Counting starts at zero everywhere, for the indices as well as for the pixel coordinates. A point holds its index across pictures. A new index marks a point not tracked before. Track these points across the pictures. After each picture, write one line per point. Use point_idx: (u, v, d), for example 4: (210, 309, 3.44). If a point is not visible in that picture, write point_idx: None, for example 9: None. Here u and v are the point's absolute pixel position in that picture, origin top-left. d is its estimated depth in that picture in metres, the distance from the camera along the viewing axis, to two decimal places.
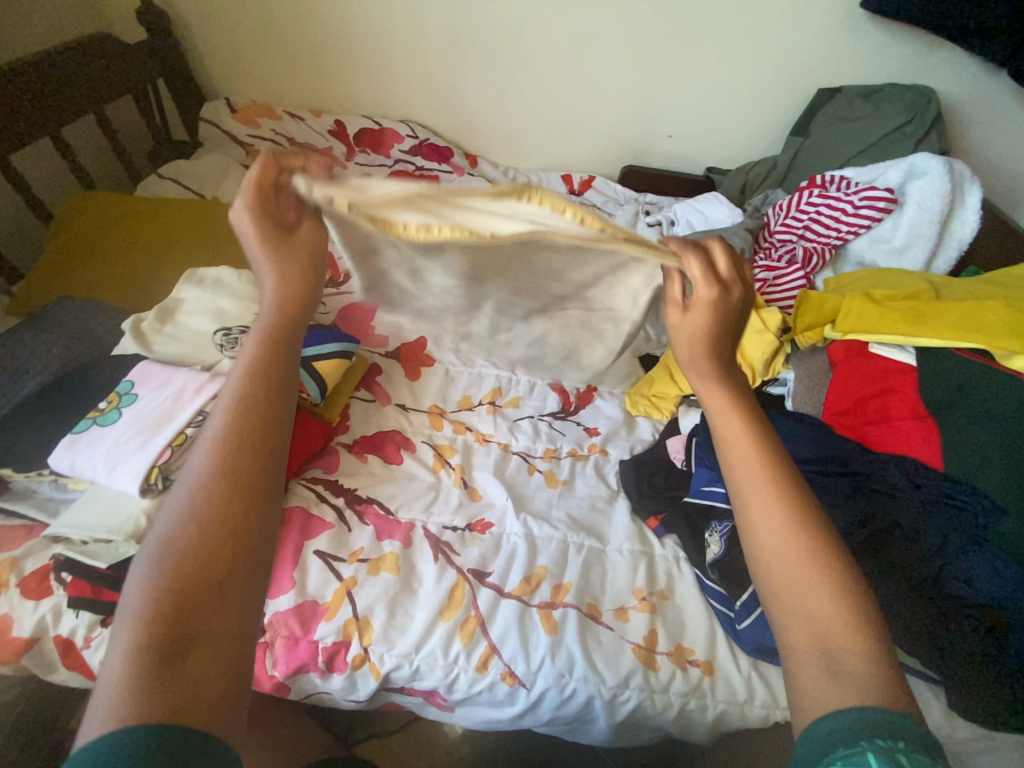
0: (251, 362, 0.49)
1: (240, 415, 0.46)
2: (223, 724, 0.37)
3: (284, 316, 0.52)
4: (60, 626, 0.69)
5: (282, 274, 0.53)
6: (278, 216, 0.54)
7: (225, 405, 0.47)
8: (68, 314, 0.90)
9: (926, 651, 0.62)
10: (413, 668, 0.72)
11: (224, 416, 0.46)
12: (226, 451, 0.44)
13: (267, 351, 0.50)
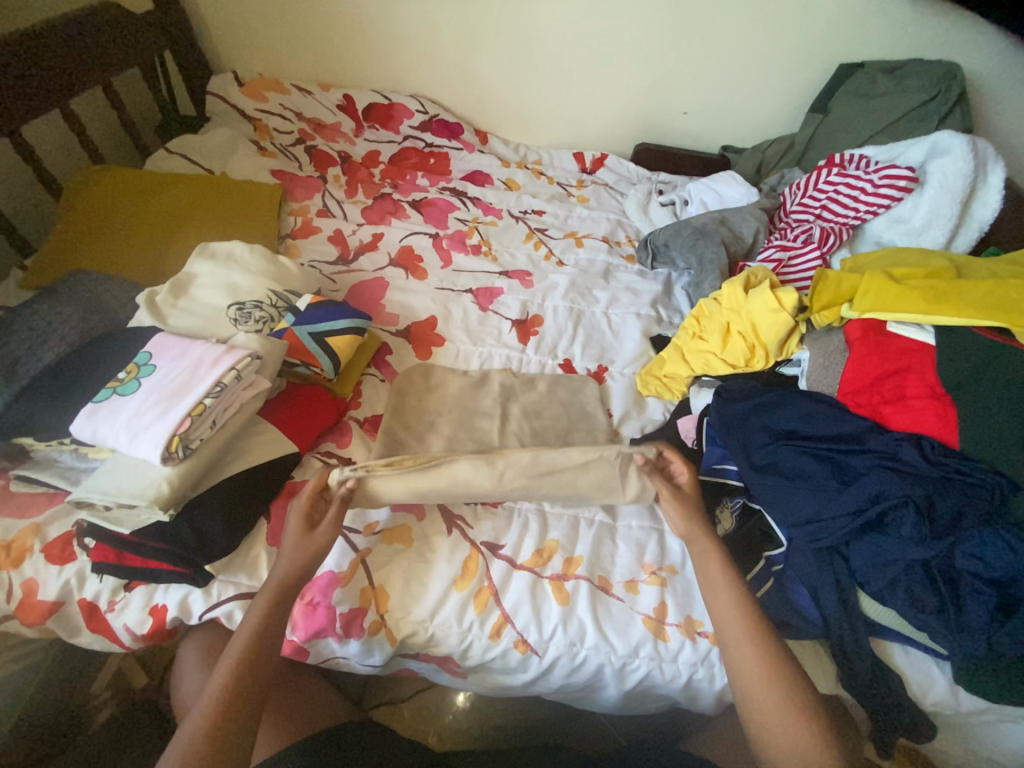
0: (252, 636, 0.62)
1: (223, 695, 0.57)
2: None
3: (289, 587, 0.66)
4: (85, 589, 0.71)
5: (274, 591, 0.66)
6: (302, 544, 0.69)
7: (225, 665, 0.60)
8: (83, 288, 0.90)
9: (933, 624, 0.65)
10: (428, 635, 0.74)
11: (228, 663, 0.60)
12: (220, 696, 0.57)
13: (269, 613, 0.64)
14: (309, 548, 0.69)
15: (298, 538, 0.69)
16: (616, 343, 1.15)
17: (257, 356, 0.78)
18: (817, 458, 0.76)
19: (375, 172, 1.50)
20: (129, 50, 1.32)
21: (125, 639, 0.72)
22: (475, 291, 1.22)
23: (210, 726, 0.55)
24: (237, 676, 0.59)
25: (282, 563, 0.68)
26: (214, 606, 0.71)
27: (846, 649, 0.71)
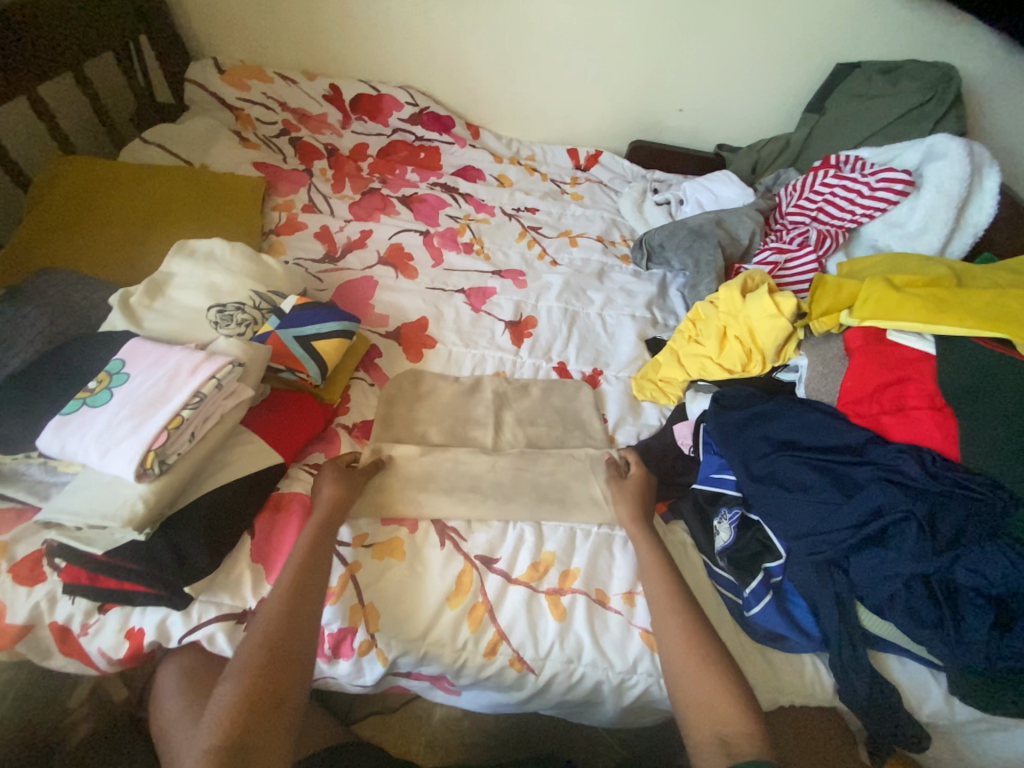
0: (310, 547, 0.69)
1: (292, 588, 0.64)
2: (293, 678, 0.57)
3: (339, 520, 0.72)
4: (56, 612, 0.67)
5: (324, 513, 0.72)
6: (334, 481, 0.76)
7: (288, 569, 0.66)
8: (52, 288, 0.85)
9: (932, 638, 0.65)
10: (420, 654, 0.71)
11: (290, 567, 0.66)
12: (290, 589, 0.63)
13: (321, 529, 0.70)
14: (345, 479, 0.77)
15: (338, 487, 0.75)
16: (610, 347, 1.13)
17: (238, 363, 0.74)
18: (816, 469, 0.75)
19: (363, 166, 1.45)
20: (102, 32, 1.25)
21: (100, 663, 0.69)
22: (467, 291, 1.18)
23: (285, 610, 0.61)
24: (302, 575, 0.65)
25: (324, 492, 0.74)
26: (194, 628, 0.68)
27: (844, 664, 0.70)
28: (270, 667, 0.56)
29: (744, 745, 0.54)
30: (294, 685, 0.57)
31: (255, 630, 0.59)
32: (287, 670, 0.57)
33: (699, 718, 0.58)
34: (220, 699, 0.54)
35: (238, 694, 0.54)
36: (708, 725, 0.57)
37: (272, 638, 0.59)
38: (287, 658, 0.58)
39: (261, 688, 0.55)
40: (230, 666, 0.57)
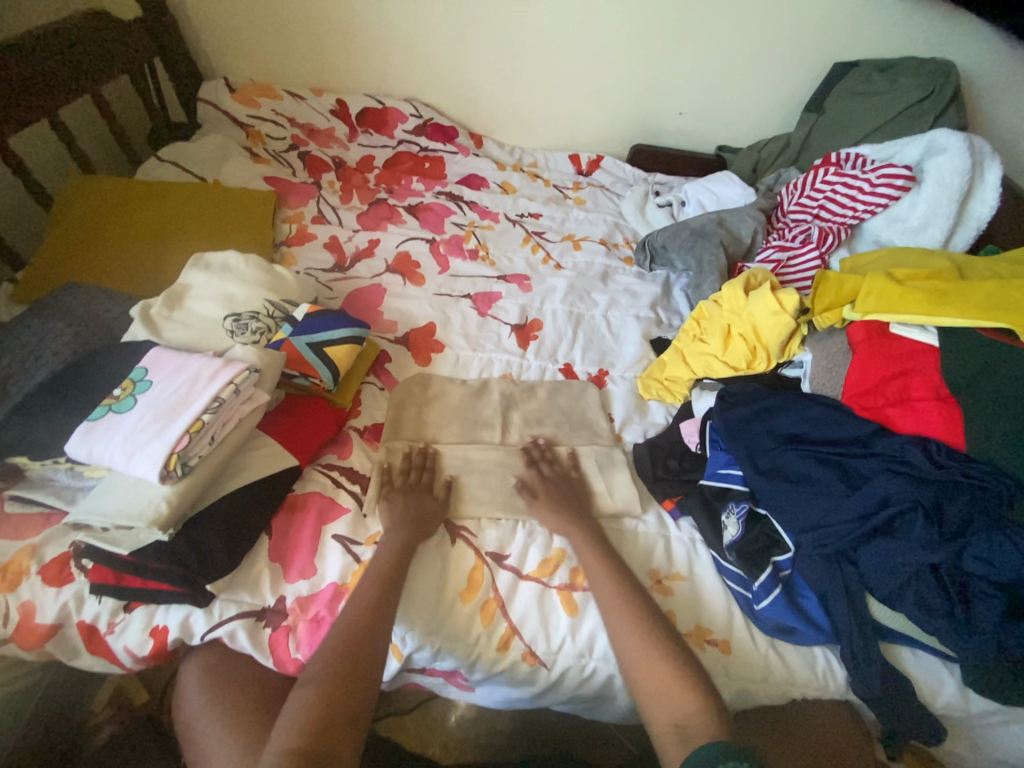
0: (386, 565, 0.70)
1: (373, 602, 0.66)
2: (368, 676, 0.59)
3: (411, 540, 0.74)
4: (83, 611, 0.70)
5: (403, 533, 0.75)
6: (414, 509, 0.78)
7: (367, 582, 0.68)
8: (76, 301, 0.89)
9: (943, 628, 0.66)
10: (434, 650, 0.72)
11: (369, 581, 0.68)
12: (367, 603, 0.65)
13: (399, 547, 0.73)
14: (428, 507, 0.79)
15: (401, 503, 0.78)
16: (615, 347, 1.15)
17: (254, 369, 0.77)
18: (822, 462, 0.75)
19: (369, 177, 1.49)
20: (119, 57, 1.30)
21: (126, 661, 0.71)
22: (474, 296, 1.21)
23: (362, 620, 0.64)
24: (380, 589, 0.67)
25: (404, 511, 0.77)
26: (215, 626, 0.70)
27: (856, 656, 0.70)
28: (346, 677, 0.58)
29: (695, 725, 0.55)
30: (366, 697, 0.58)
31: (335, 637, 0.62)
32: (361, 679, 0.58)
33: (655, 705, 0.58)
34: (298, 701, 0.56)
35: (315, 699, 0.55)
36: (665, 714, 0.57)
37: (350, 647, 0.61)
38: (358, 664, 0.59)
39: (337, 695, 0.56)
40: (308, 672, 0.59)
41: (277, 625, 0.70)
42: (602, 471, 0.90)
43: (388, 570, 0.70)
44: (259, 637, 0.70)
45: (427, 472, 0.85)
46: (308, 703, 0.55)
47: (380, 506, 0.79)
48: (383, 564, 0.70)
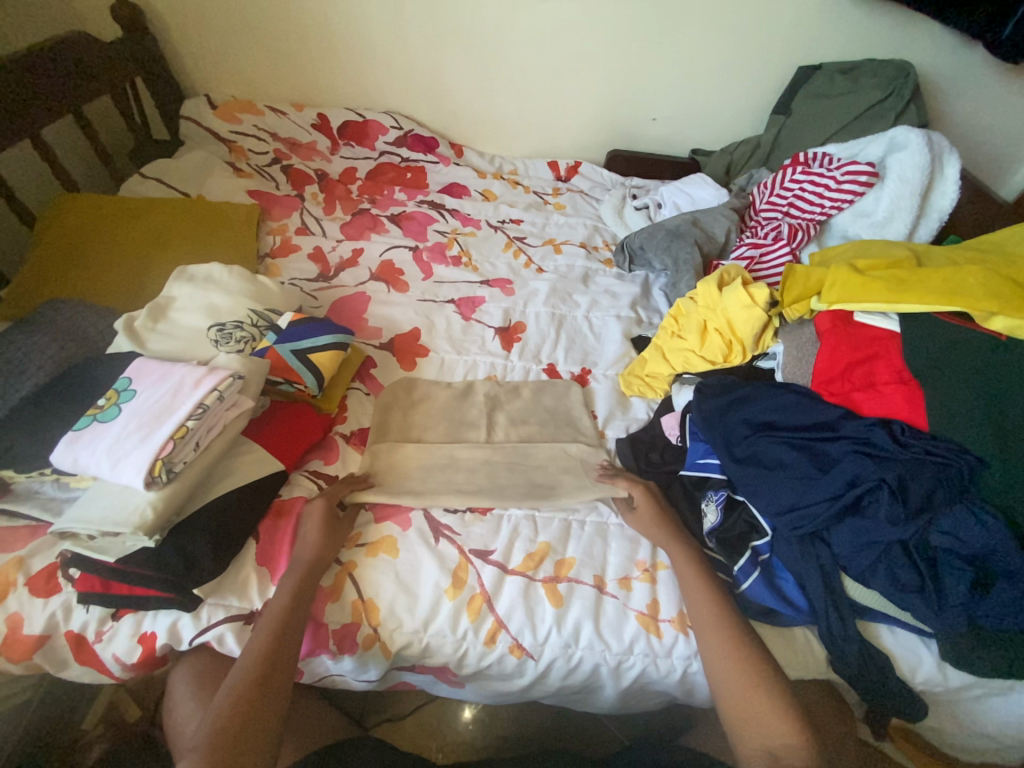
0: (294, 584, 0.70)
1: (267, 649, 0.63)
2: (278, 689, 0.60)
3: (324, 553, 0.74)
4: (71, 621, 0.70)
5: (315, 550, 0.74)
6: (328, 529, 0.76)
7: (261, 632, 0.65)
8: (60, 316, 0.90)
9: (914, 601, 0.68)
10: (422, 645, 0.74)
11: (265, 630, 0.65)
12: (261, 656, 0.62)
13: (298, 587, 0.69)
14: (331, 543, 0.75)
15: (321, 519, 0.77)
16: (597, 346, 1.17)
17: (238, 376, 0.79)
18: (794, 447, 0.78)
19: (352, 188, 1.51)
20: (100, 78, 1.33)
21: (115, 669, 0.71)
22: (457, 300, 1.23)
23: (256, 675, 0.60)
24: (282, 623, 0.65)
25: (309, 544, 0.74)
26: (204, 630, 0.70)
27: (834, 634, 0.73)
28: (237, 740, 0.54)
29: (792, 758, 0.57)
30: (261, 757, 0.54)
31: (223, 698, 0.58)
32: (255, 740, 0.55)
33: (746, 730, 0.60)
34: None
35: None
36: (759, 739, 0.59)
37: (240, 707, 0.57)
38: (266, 679, 0.60)
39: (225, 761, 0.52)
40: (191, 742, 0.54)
41: None
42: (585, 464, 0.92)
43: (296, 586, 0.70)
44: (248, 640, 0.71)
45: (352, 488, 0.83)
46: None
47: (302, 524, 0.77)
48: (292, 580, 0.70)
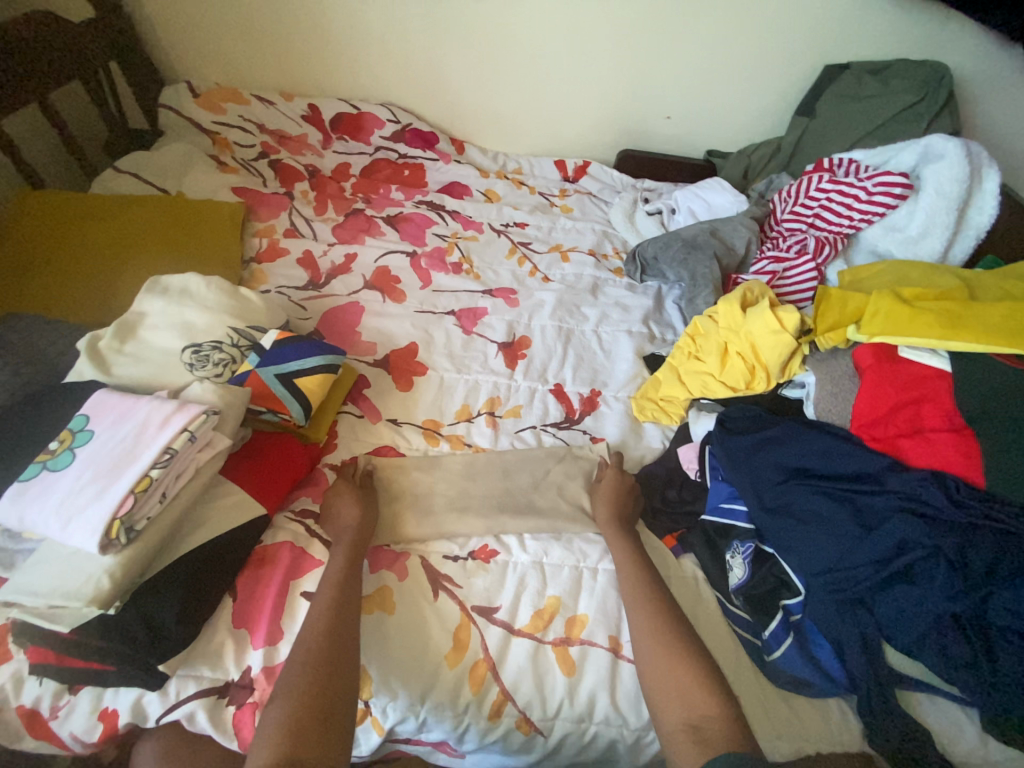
0: (345, 558, 0.70)
1: (330, 616, 0.63)
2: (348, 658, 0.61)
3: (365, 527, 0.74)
4: (22, 694, 0.62)
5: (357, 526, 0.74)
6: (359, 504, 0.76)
7: (323, 599, 0.65)
8: (14, 336, 0.80)
9: (968, 683, 0.61)
10: (419, 721, 0.66)
11: (326, 593, 0.66)
12: (325, 617, 0.63)
13: (350, 560, 0.70)
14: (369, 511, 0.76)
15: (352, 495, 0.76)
16: (608, 366, 1.09)
17: (213, 412, 0.69)
18: (833, 499, 0.70)
19: (345, 186, 1.41)
20: (68, 62, 1.21)
21: (74, 746, 0.63)
22: (458, 313, 1.14)
23: (325, 633, 0.61)
24: (339, 593, 0.66)
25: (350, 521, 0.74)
26: (173, 706, 0.63)
27: (875, 711, 0.65)
28: (319, 688, 0.57)
29: (712, 727, 0.57)
30: (342, 704, 0.57)
31: (297, 653, 0.60)
32: (335, 688, 0.57)
33: (668, 704, 0.61)
34: (270, 717, 0.54)
35: (288, 715, 0.54)
36: (676, 714, 0.59)
37: (315, 661, 0.59)
38: (333, 651, 0.60)
39: (309, 709, 0.55)
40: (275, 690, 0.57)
41: (241, 703, 0.63)
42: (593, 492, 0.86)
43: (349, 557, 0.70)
44: (223, 716, 0.63)
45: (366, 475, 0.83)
46: (281, 716, 0.54)
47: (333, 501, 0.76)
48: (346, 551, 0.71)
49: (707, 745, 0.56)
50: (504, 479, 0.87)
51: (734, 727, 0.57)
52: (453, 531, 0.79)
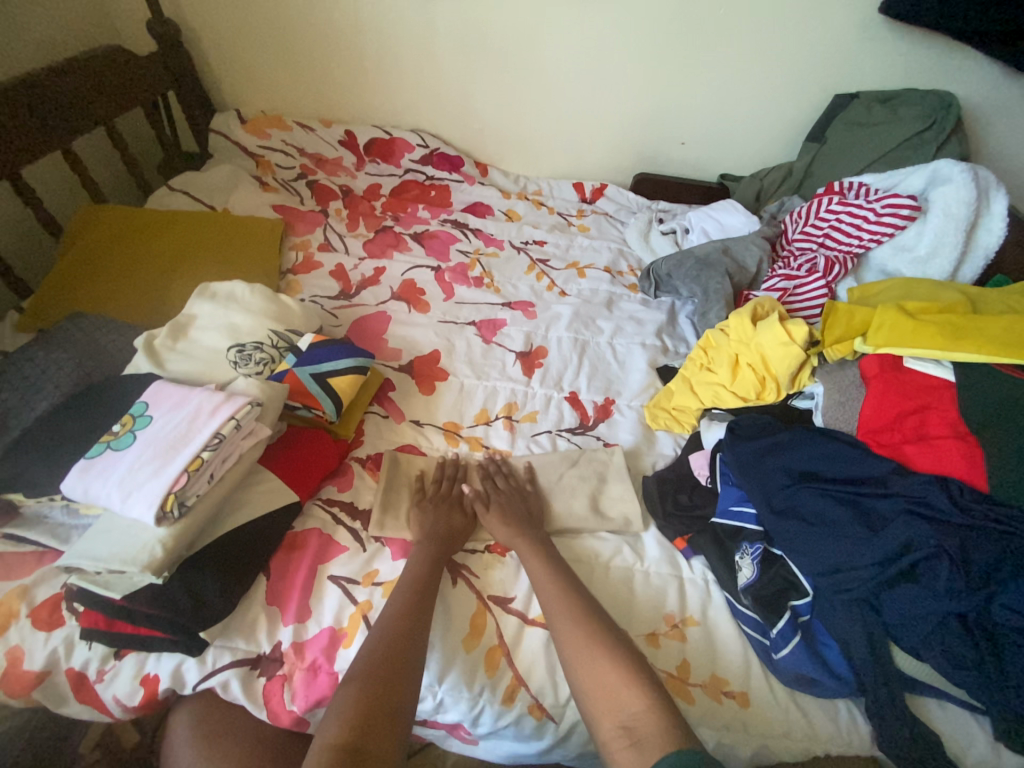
0: (424, 564, 0.73)
1: (406, 612, 0.67)
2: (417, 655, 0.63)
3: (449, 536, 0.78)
4: (72, 658, 0.67)
5: (439, 533, 0.78)
6: (440, 516, 0.80)
7: (400, 594, 0.69)
8: (80, 332, 0.89)
9: (975, 683, 0.62)
10: (437, 700, 0.69)
11: (398, 605, 0.67)
12: (402, 610, 0.67)
13: (429, 563, 0.73)
14: (456, 521, 0.80)
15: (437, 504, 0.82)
16: (622, 376, 1.14)
17: (257, 403, 0.76)
18: (840, 502, 0.73)
19: (376, 205, 1.50)
20: (134, 92, 1.34)
21: (115, 710, 0.68)
22: (479, 323, 1.20)
23: (400, 624, 0.65)
24: (417, 593, 0.69)
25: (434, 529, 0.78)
26: (208, 675, 0.67)
27: (882, 711, 0.66)
28: (388, 675, 0.60)
29: (643, 726, 0.56)
30: (406, 699, 0.59)
31: (373, 638, 0.64)
32: (403, 677, 0.60)
33: (601, 710, 0.59)
34: (342, 695, 0.58)
35: (358, 697, 0.57)
36: (612, 717, 0.58)
37: (389, 649, 0.62)
38: (404, 647, 0.63)
39: (376, 699, 0.58)
40: (349, 671, 0.61)
41: (271, 675, 0.67)
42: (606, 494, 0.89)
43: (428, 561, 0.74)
44: (254, 687, 0.67)
45: (456, 484, 0.86)
46: (351, 697, 0.58)
47: (420, 508, 0.81)
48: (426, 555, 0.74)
49: (642, 746, 0.54)
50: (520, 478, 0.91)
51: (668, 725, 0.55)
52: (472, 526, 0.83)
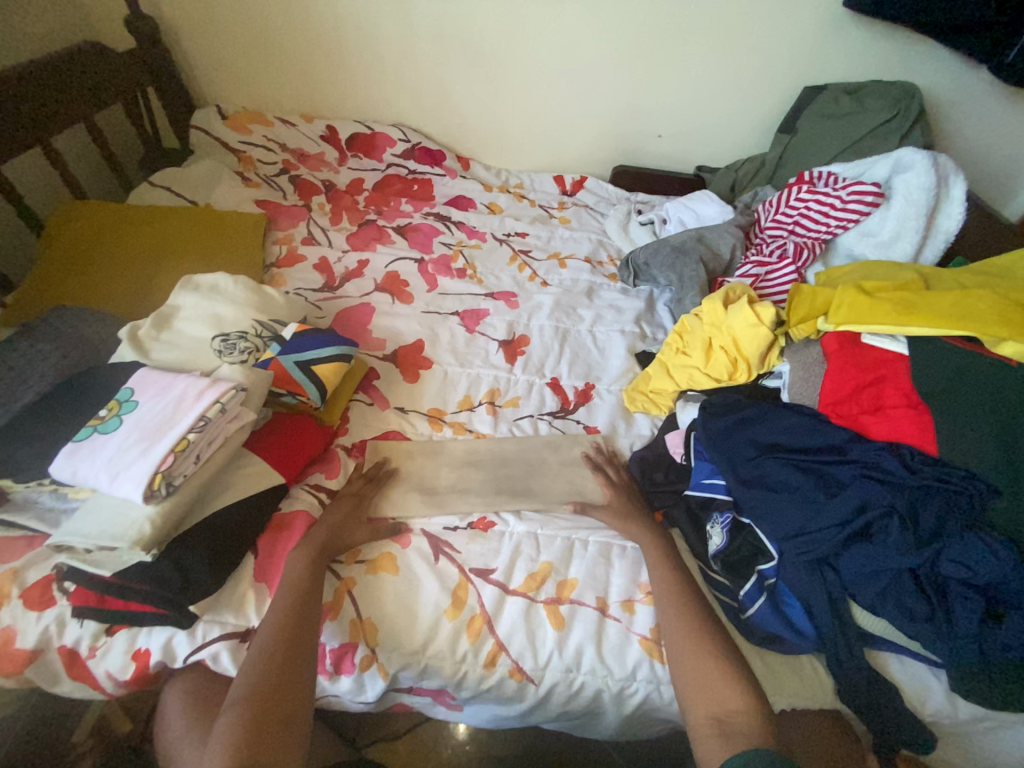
0: (307, 570, 0.72)
1: (287, 624, 0.65)
2: (305, 665, 0.63)
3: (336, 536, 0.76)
4: (64, 635, 0.69)
5: (326, 533, 0.76)
6: (339, 512, 0.79)
7: (281, 606, 0.67)
8: (64, 324, 0.90)
9: (926, 634, 0.66)
10: (420, 667, 0.73)
11: (279, 617, 0.66)
12: (286, 625, 0.65)
13: (314, 569, 0.72)
14: (349, 518, 0.80)
15: (340, 501, 0.81)
16: (601, 361, 1.17)
17: (241, 388, 0.78)
18: (802, 469, 0.77)
19: (359, 199, 1.52)
20: (113, 88, 1.35)
21: (108, 685, 0.70)
22: (462, 313, 1.23)
23: (282, 644, 0.63)
24: (301, 600, 0.68)
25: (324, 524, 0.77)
26: (199, 647, 0.70)
27: (842, 663, 0.71)
28: (278, 691, 0.60)
29: (737, 721, 0.61)
30: (299, 710, 0.60)
31: (254, 662, 0.62)
32: (292, 696, 0.60)
33: (698, 697, 0.64)
34: (222, 730, 0.56)
35: (243, 721, 0.56)
36: (705, 707, 0.63)
37: (272, 665, 0.61)
38: (290, 659, 0.63)
39: (263, 716, 0.57)
40: (231, 695, 0.59)
41: None
42: (586, 473, 0.93)
43: (310, 566, 0.72)
44: (243, 658, 0.70)
45: (361, 480, 0.85)
46: (233, 730, 0.56)
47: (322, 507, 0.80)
48: (310, 559, 0.73)
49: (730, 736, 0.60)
50: (502, 460, 0.94)
51: (757, 720, 0.61)
52: (455, 505, 0.86)
